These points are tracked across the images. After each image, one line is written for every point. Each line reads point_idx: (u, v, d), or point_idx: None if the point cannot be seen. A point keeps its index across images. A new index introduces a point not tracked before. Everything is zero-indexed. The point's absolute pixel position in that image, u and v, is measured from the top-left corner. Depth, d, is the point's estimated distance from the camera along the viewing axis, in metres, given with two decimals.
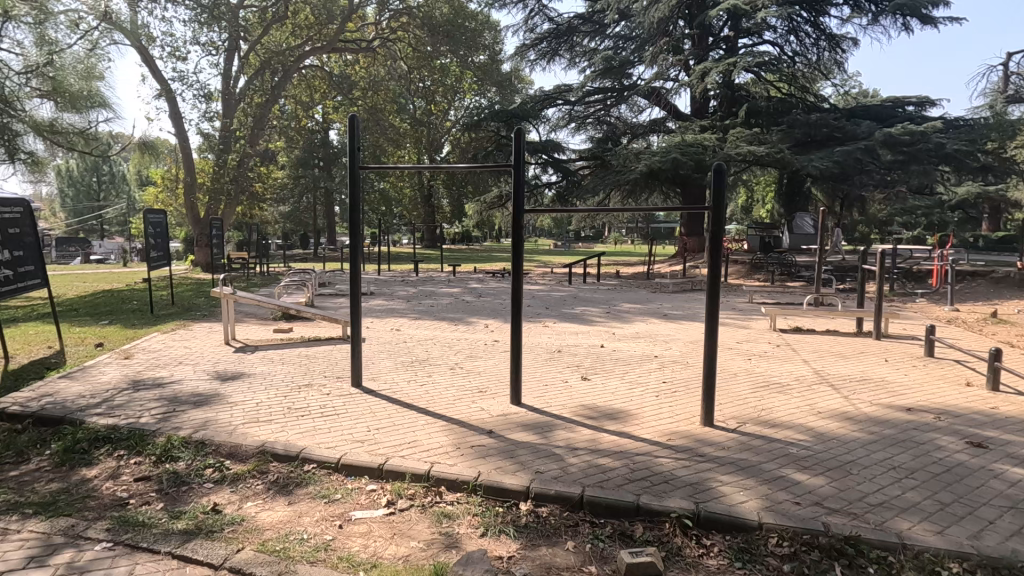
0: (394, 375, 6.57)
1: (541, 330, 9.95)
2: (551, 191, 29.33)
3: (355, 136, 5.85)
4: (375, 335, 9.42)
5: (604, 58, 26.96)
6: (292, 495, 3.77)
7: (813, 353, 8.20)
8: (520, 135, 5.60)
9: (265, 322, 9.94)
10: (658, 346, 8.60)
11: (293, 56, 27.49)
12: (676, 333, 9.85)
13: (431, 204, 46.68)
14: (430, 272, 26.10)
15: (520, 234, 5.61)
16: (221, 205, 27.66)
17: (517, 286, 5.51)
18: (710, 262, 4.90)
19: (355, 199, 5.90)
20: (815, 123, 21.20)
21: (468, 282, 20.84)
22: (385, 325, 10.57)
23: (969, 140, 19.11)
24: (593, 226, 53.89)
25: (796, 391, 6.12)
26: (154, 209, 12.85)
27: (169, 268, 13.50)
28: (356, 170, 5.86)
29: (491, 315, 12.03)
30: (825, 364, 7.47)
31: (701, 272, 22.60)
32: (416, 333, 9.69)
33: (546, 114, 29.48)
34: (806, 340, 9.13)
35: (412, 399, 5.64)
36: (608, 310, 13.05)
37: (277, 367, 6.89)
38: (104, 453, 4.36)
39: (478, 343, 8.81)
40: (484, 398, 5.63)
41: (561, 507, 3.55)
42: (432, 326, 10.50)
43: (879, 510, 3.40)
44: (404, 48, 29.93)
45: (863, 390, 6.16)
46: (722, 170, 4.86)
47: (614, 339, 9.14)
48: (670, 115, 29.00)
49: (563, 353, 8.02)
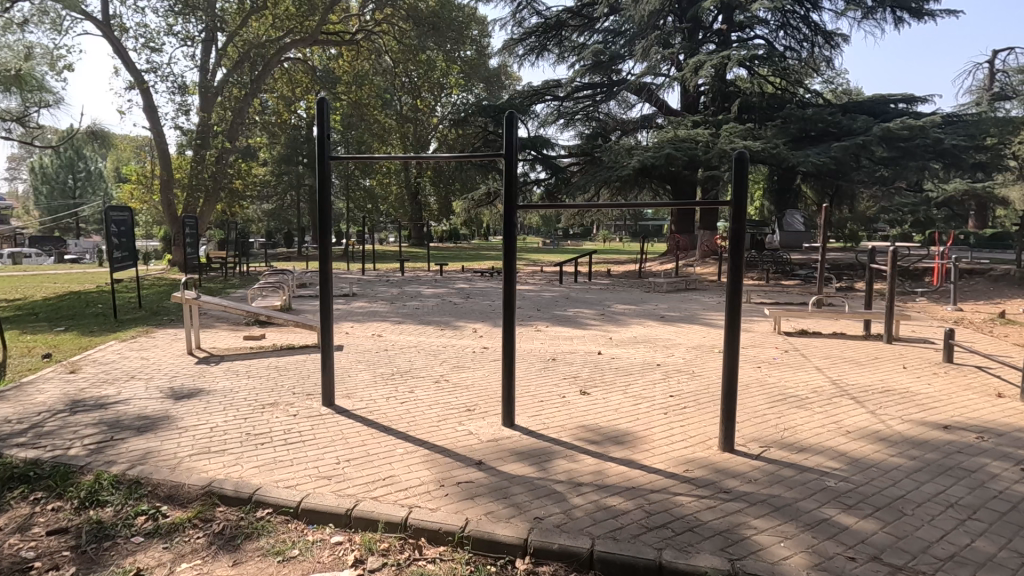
0: (372, 391, 5.87)
1: (533, 335, 9.32)
2: (539, 188, 28.79)
3: (323, 118, 5.14)
4: (354, 342, 8.70)
5: (593, 52, 26.41)
6: (237, 552, 3.09)
7: (825, 360, 7.63)
8: (514, 121, 4.94)
9: (235, 329, 9.20)
10: (660, 352, 8.02)
11: (273, 49, 26.66)
12: (677, 338, 9.25)
13: (417, 202, 45.95)
14: (416, 271, 25.37)
15: (512, 231, 4.96)
16: (200, 201, 26.74)
17: (509, 290, 4.85)
18: (728, 261, 4.30)
19: (324, 194, 5.19)
20: (811, 118, 20.68)
21: (455, 282, 20.17)
22: (366, 330, 9.88)
23: (966, 136, 18.69)
24: (583, 224, 53.44)
25: (818, 406, 5.53)
26: (117, 206, 11.96)
27: (135, 269, 12.61)
28: (325, 160, 5.16)
29: (480, 318, 11.36)
30: (843, 374, 6.90)
31: (693, 271, 22.06)
32: (398, 340, 9.00)
33: (535, 110, 28.85)
34: (815, 345, 8.58)
35: (390, 422, 4.96)
36: (603, 312, 12.44)
37: (241, 383, 6.15)
38: (15, 497, 3.64)
39: (467, 350, 8.16)
40: (472, 419, 4.96)
41: (566, 567, 2.92)
42: (415, 331, 9.79)
43: (951, 568, 2.81)
44: (389, 42, 28.87)
45: (890, 404, 5.59)
46: (745, 159, 4.25)
47: (612, 346, 8.50)
48: (660, 111, 28.47)
49: (558, 361, 7.37)
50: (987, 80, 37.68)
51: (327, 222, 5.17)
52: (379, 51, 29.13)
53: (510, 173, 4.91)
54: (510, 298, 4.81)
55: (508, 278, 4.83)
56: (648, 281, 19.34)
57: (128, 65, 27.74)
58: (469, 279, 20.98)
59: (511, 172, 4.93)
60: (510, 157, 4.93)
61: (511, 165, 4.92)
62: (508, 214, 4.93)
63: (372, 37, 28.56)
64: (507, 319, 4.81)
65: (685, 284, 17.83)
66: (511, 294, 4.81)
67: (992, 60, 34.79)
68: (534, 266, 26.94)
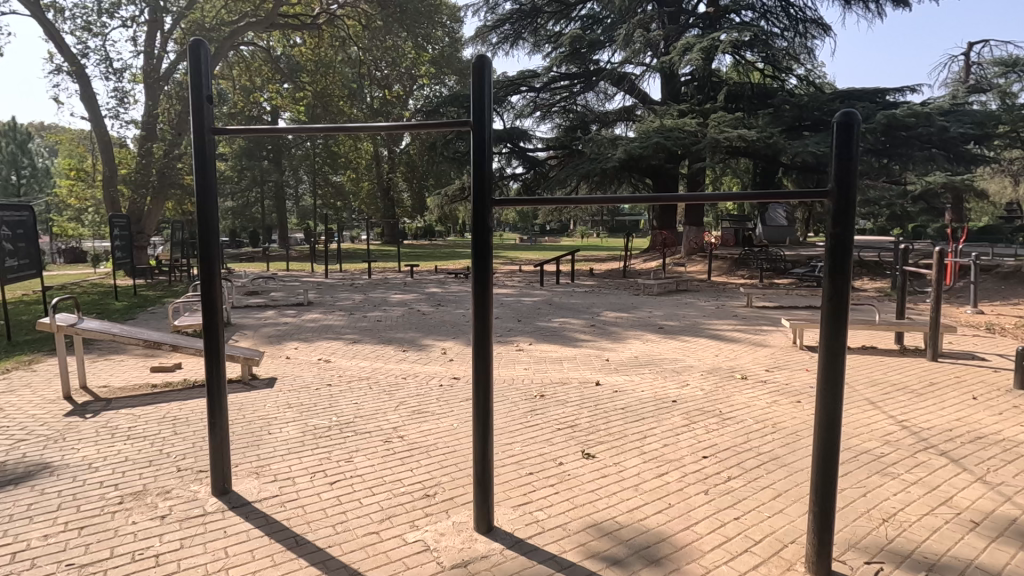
0: (295, 462, 4.20)
1: (514, 356, 7.77)
2: (516, 183, 27.18)
3: (199, 74, 3.42)
4: (291, 373, 6.96)
5: (570, 40, 24.77)
6: None
7: (874, 388, 6.23)
8: (485, 66, 3.05)
9: (147, 359, 7.39)
10: (672, 381, 6.53)
11: (227, 33, 24.16)
12: (686, 358, 7.73)
13: (389, 198, 43.96)
14: (385, 272, 23.61)
15: (486, 241, 3.13)
16: (147, 199, 24.39)
17: (482, 326, 3.16)
18: (827, 290, 2.70)
19: (205, 188, 3.48)
20: (807, 106, 19.74)
21: (426, 285, 18.43)
22: (312, 353, 8.20)
23: (973, 124, 17.55)
24: (560, 219, 52.25)
25: (908, 471, 4.05)
26: (12, 205, 9.97)
27: (39, 278, 10.64)
28: (204, 135, 3.44)
29: (451, 333, 9.74)
30: (907, 410, 5.47)
31: (680, 270, 20.81)
32: (349, 368, 7.34)
33: (510, 102, 27.25)
34: (851, 365, 7.22)
35: (307, 526, 3.32)
36: (591, 321, 10.98)
37: (113, 450, 4.42)
38: None
39: (431, 384, 6.50)
40: (431, 520, 3.35)
41: None
42: (372, 355, 8.09)
43: None
44: (354, 28, 26.85)
45: (999, 463, 4.19)
46: (855, 122, 2.61)
47: (611, 373, 6.93)
48: (640, 101, 27.05)
49: (547, 399, 5.80)
50: (961, 73, 37.46)
51: (210, 230, 3.48)
52: (344, 37, 27.12)
53: (480, 148, 3.07)
54: (482, 338, 3.10)
55: (478, 307, 3.11)
56: (635, 282, 17.89)
57: (64, 51, 25.18)
58: (441, 282, 19.32)
59: (484, 145, 3.09)
60: (481, 122, 3.04)
61: (482, 137, 3.06)
62: (478, 210, 3.10)
63: (335, 22, 26.42)
64: (477, 376, 3.15)
65: (675, 284, 16.48)
66: (485, 335, 3.12)
67: (969, 52, 34.56)
68: (512, 265, 25.36)
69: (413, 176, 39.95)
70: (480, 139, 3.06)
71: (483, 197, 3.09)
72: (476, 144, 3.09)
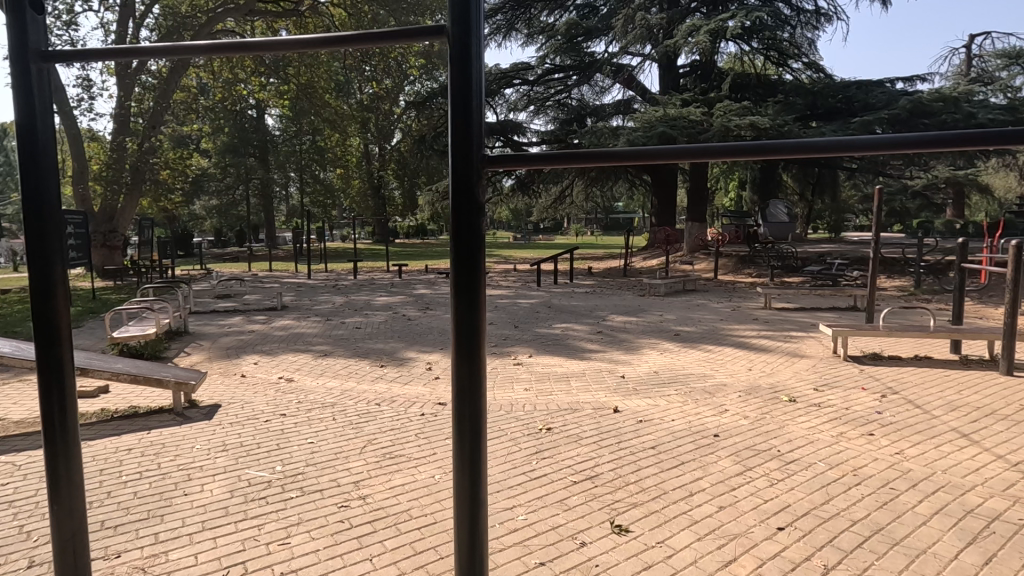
0: (205, 548, 2.94)
1: (513, 373, 6.56)
2: (511, 181, 25.30)
3: None
4: (240, 398, 5.70)
5: (566, 27, 23.51)
6: None
7: (957, 412, 5.11)
8: None
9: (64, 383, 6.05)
10: (706, 406, 5.33)
11: (205, 20, 22.61)
12: (716, 373, 6.55)
13: (381, 196, 42.58)
14: (373, 273, 22.24)
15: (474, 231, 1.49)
16: (120, 196, 22.65)
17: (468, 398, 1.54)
18: None
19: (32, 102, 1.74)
20: (821, 94, 18.71)
21: (414, 287, 17.06)
22: (273, 370, 6.93)
23: (1001, 111, 16.49)
24: (554, 216, 51.10)
25: None
26: None
27: None
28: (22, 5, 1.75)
29: (437, 343, 8.49)
30: (1016, 446, 4.31)
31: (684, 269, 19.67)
32: (315, 389, 6.09)
33: (503, 95, 25.92)
34: (915, 382, 6.09)
35: None
36: (597, 326, 9.80)
37: None
38: None
39: (410, 411, 5.25)
40: None
41: None
42: (344, 371, 6.84)
43: None
44: (341, 18, 25.30)
45: None
46: None
47: (630, 395, 5.69)
48: (638, 93, 25.88)
49: (553, 433, 4.58)
50: (962, 65, 36.72)
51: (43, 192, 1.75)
52: (328, 26, 25.59)
53: (461, 41, 1.45)
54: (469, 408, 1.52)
55: (462, 353, 1.50)
56: (640, 282, 16.68)
57: None
58: (431, 283, 18.01)
59: (476, 30, 1.48)
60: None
61: (465, 15, 1.45)
62: (458, 159, 1.47)
63: (319, 10, 24.78)
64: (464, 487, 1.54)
65: (683, 284, 15.38)
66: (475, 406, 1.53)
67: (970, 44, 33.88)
68: (506, 265, 24.05)
69: (404, 173, 38.76)
70: (465, 14, 1.45)
71: (468, 127, 1.47)
72: (457, 26, 1.47)
